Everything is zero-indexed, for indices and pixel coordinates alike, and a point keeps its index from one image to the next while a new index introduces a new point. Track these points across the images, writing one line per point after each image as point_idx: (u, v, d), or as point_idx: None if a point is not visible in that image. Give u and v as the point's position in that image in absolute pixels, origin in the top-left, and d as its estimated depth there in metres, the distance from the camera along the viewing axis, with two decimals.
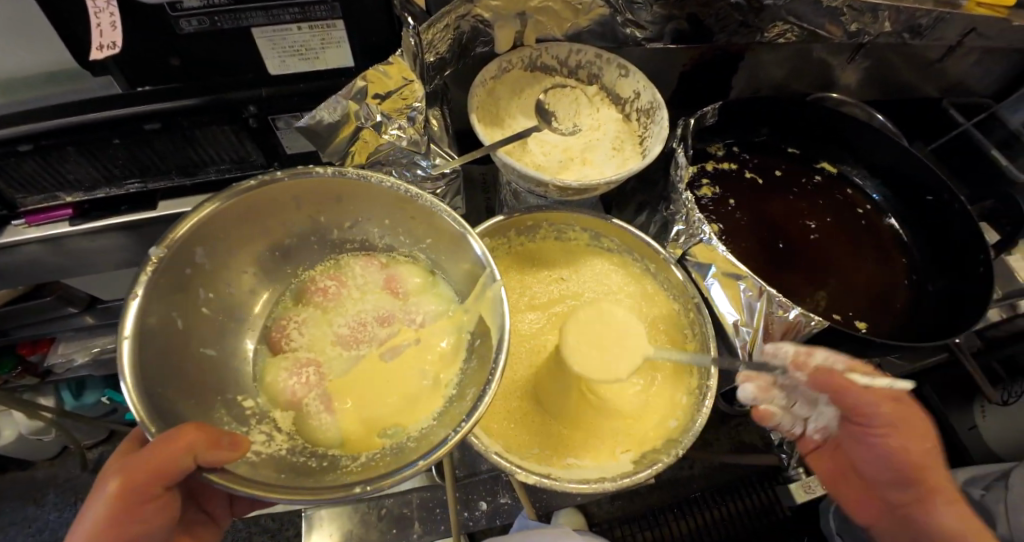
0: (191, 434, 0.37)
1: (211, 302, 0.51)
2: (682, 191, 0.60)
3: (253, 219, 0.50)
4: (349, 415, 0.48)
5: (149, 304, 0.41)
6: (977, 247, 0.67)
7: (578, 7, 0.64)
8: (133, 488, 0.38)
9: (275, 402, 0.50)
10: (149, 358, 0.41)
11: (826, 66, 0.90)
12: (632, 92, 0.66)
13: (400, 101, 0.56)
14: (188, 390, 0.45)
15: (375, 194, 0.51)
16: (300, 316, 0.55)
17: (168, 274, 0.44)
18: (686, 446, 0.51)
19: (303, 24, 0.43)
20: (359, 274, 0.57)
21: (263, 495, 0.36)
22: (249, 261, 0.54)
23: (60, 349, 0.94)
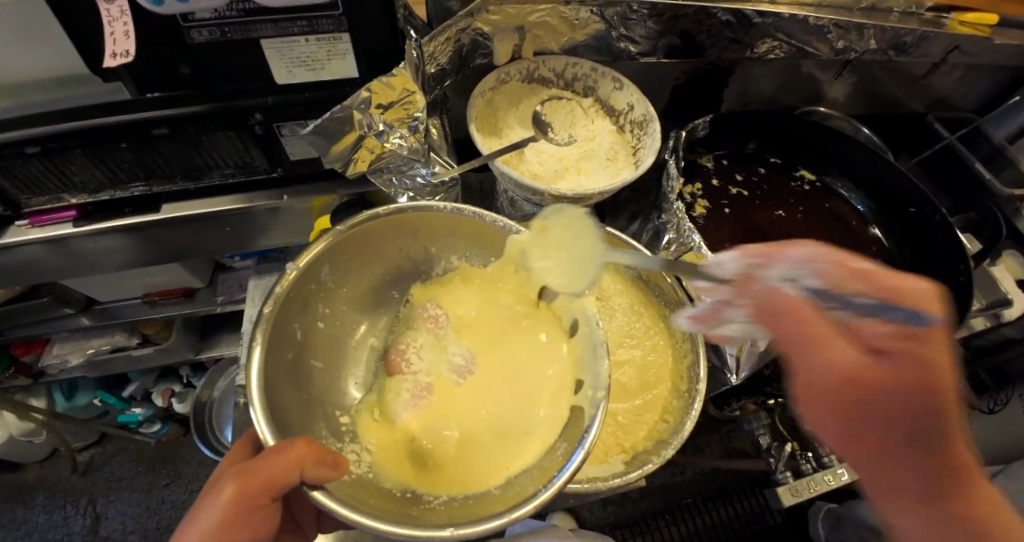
0: (304, 447, 0.39)
1: (326, 318, 0.55)
2: (673, 201, 0.62)
3: (369, 246, 0.55)
4: (415, 449, 0.49)
5: (277, 320, 0.46)
6: (957, 257, 0.70)
7: (575, 22, 0.66)
8: (249, 499, 0.40)
9: (386, 432, 0.51)
10: (271, 369, 0.44)
11: (814, 81, 0.93)
12: (626, 105, 0.68)
13: (403, 110, 0.57)
14: (295, 402, 0.48)
15: (474, 228, 0.55)
16: (413, 342, 0.57)
17: (296, 288, 0.48)
18: (675, 447, 0.53)
19: (310, 36, 0.45)
20: (464, 302, 0.59)
21: (356, 521, 0.37)
22: (364, 283, 0.58)
23: (55, 349, 0.93)
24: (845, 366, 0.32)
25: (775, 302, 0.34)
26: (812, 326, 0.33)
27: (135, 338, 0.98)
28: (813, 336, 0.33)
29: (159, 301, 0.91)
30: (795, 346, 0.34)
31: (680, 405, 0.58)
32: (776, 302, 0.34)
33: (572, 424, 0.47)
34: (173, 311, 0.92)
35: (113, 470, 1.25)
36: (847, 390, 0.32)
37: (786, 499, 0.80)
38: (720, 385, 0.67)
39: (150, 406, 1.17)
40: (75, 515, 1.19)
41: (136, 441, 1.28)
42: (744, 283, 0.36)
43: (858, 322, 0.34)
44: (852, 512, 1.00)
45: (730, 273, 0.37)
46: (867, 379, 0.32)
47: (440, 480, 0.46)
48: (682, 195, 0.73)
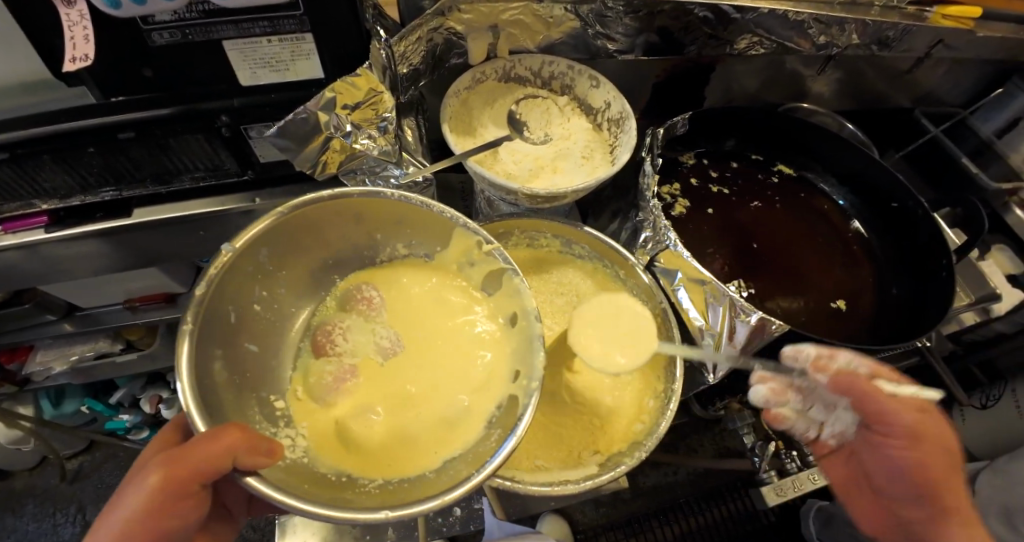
0: (235, 435, 0.38)
1: (262, 300, 0.52)
2: (649, 198, 0.62)
3: (312, 231, 0.52)
4: (347, 432, 0.49)
5: (207, 305, 0.42)
6: (941, 252, 0.69)
7: (549, 20, 0.65)
8: (177, 482, 0.39)
9: (314, 416, 0.51)
10: (202, 356, 0.41)
11: (797, 76, 0.93)
12: (603, 103, 0.68)
13: (370, 110, 0.57)
14: (226, 387, 0.45)
15: (427, 219, 0.52)
16: (343, 323, 0.56)
17: (231, 269, 0.45)
18: (648, 449, 0.53)
19: (273, 37, 0.45)
20: (402, 287, 0.59)
21: (285, 503, 0.36)
22: (302, 267, 0.56)
23: (38, 357, 0.92)
24: (918, 428, 0.51)
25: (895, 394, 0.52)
26: (873, 389, 0.50)
27: (119, 344, 0.97)
28: (888, 413, 0.51)
29: (141, 307, 0.90)
30: (867, 398, 0.50)
31: (657, 406, 0.58)
32: (851, 381, 0.50)
33: (506, 414, 0.47)
34: (155, 317, 0.91)
35: (102, 477, 1.24)
36: (911, 432, 0.51)
37: (771, 498, 0.80)
38: (699, 384, 0.66)
39: (137, 412, 1.16)
40: (65, 523, 1.18)
41: (125, 447, 1.28)
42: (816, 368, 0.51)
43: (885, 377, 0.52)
44: (842, 509, 1.01)
45: (805, 362, 0.51)
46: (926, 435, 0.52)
47: (370, 463, 0.47)
48: (661, 194, 0.73)
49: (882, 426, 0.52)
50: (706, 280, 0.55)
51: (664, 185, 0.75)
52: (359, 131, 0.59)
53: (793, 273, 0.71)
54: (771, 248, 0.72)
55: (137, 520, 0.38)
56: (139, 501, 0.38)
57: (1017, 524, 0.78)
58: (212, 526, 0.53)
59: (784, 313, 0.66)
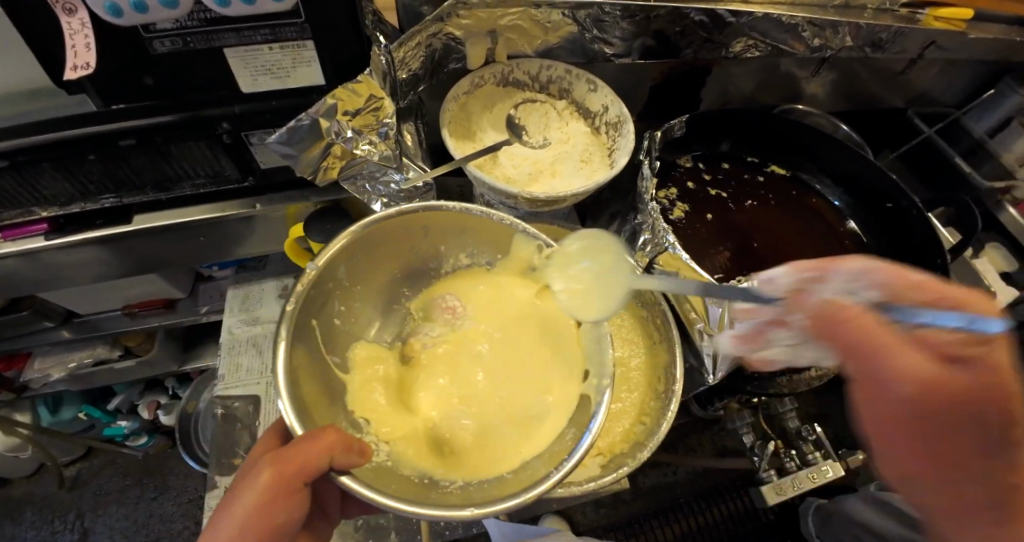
0: (331, 434, 0.40)
1: (341, 314, 0.53)
2: (647, 201, 0.62)
3: (387, 245, 0.53)
4: (430, 433, 0.49)
5: (298, 318, 0.44)
6: (934, 251, 0.69)
7: (547, 25, 0.66)
8: (282, 480, 0.41)
9: (400, 419, 0.50)
10: (297, 367, 0.42)
11: (793, 78, 0.94)
12: (601, 106, 0.68)
13: (371, 116, 0.57)
14: (318, 397, 0.46)
15: (492, 229, 0.54)
16: (430, 332, 0.57)
17: (316, 285, 0.46)
18: (651, 449, 0.52)
19: (274, 44, 0.45)
20: (469, 293, 0.59)
21: (380, 503, 0.37)
22: (377, 280, 0.56)
23: (36, 363, 0.92)
24: (931, 379, 0.32)
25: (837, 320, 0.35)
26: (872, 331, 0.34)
27: (117, 350, 0.97)
28: (868, 342, 0.34)
29: (139, 313, 0.90)
30: (864, 353, 0.34)
31: (656, 406, 0.58)
32: (837, 320, 0.35)
33: (584, 413, 0.47)
34: (154, 323, 0.92)
35: (101, 484, 1.23)
36: (923, 403, 0.32)
37: (770, 497, 0.79)
38: (698, 384, 0.67)
39: (136, 418, 1.16)
40: (63, 530, 1.17)
41: (123, 454, 1.27)
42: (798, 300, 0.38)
43: (928, 332, 0.34)
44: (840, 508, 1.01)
45: (784, 289, 0.39)
46: (938, 392, 0.32)
47: (455, 467, 0.46)
48: (659, 199, 0.73)
49: (874, 400, 0.34)
50: (708, 283, 0.56)
51: (662, 188, 0.75)
52: (360, 137, 0.59)
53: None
54: (771, 249, 0.73)
55: (252, 516, 0.41)
56: (253, 497, 0.41)
57: None
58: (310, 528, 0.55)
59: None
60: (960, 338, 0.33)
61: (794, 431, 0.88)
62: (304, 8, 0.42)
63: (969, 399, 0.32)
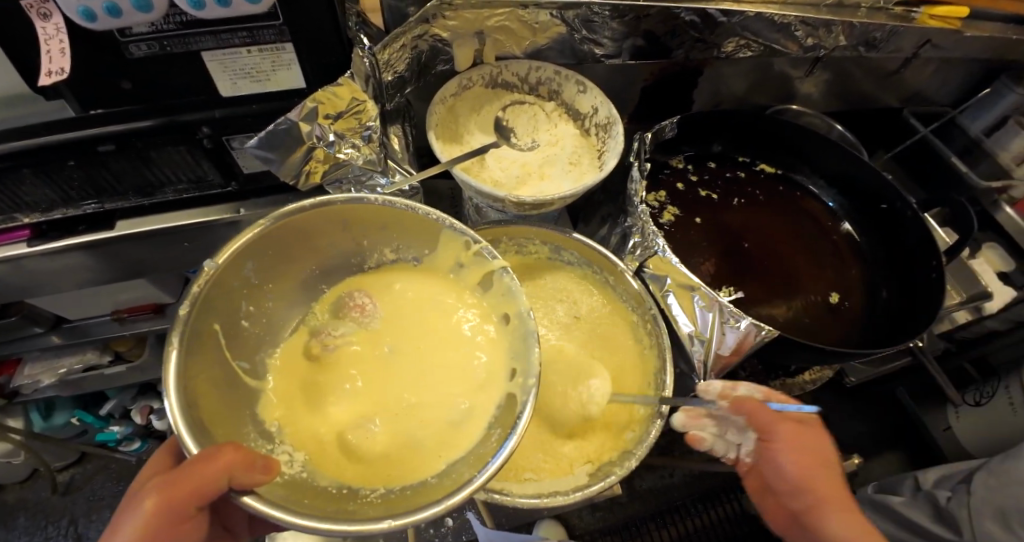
0: (230, 452, 0.36)
1: (250, 315, 0.51)
2: (637, 204, 0.61)
3: (299, 240, 0.51)
4: (339, 440, 0.48)
5: (197, 321, 0.41)
6: (929, 253, 0.69)
7: (535, 26, 0.65)
8: (171, 502, 0.38)
9: (307, 425, 0.49)
10: (193, 373, 0.40)
11: (786, 78, 0.93)
12: (591, 108, 0.67)
13: (353, 120, 0.56)
14: (222, 407, 0.44)
15: (416, 222, 0.52)
16: (336, 330, 0.55)
17: (215, 285, 0.44)
18: (639, 458, 0.51)
19: (252, 47, 0.44)
20: (392, 290, 0.58)
21: (285, 521, 0.35)
22: (288, 280, 0.55)
23: (26, 369, 0.91)
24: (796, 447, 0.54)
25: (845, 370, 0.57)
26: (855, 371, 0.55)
27: (108, 356, 0.96)
28: (773, 427, 0.54)
29: (129, 318, 0.89)
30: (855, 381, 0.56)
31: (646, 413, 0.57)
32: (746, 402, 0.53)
33: (505, 414, 0.47)
34: (143, 328, 0.91)
35: (94, 490, 1.23)
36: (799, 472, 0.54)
37: None
38: (689, 389, 0.66)
39: (128, 423, 1.15)
40: (56, 536, 1.17)
41: (117, 458, 1.26)
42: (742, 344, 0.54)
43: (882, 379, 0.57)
44: None
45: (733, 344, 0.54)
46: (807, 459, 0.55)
47: (369, 475, 0.45)
48: (649, 201, 0.72)
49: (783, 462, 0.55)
50: (698, 287, 0.55)
51: (653, 191, 0.74)
52: (343, 141, 0.58)
53: (778, 273, 0.71)
54: (761, 251, 0.72)
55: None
56: (136, 521, 0.38)
57: (1012, 526, 0.77)
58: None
59: (771, 318, 0.66)
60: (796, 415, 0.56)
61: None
62: (281, 10, 0.41)
63: (819, 456, 0.56)
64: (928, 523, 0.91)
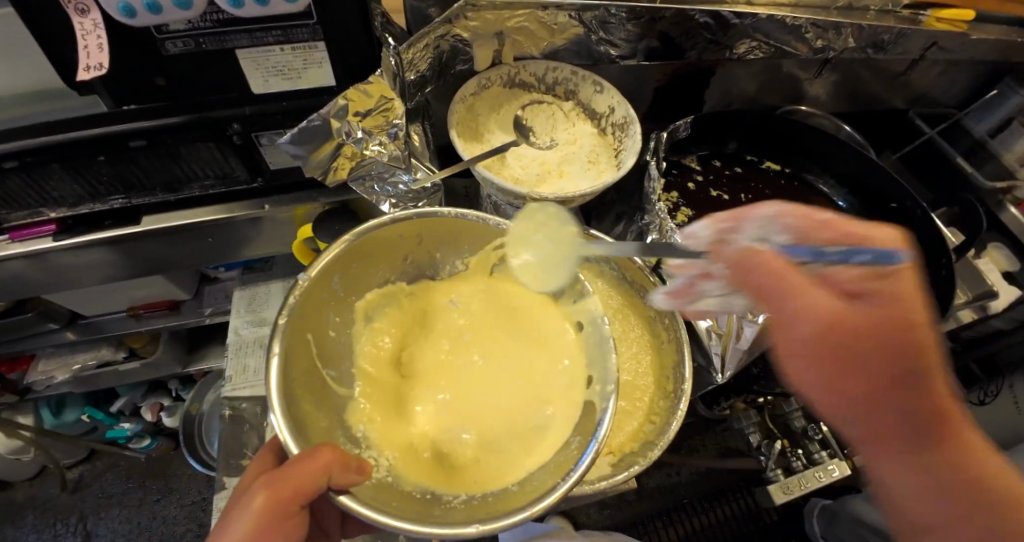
0: (328, 452, 0.39)
1: (337, 327, 0.53)
2: (655, 202, 0.63)
3: (381, 253, 0.55)
4: (433, 449, 0.50)
5: (293, 329, 0.44)
6: (938, 251, 0.69)
7: (553, 26, 0.66)
8: (276, 504, 0.40)
9: (396, 434, 0.51)
10: (291, 378, 0.43)
11: (795, 80, 0.94)
12: (607, 107, 0.69)
13: (381, 117, 0.57)
14: (319, 408, 0.47)
15: (482, 231, 0.55)
16: (416, 346, 0.57)
17: (307, 297, 0.47)
18: (662, 448, 0.52)
19: (286, 45, 0.45)
20: (469, 299, 0.60)
21: (389, 524, 0.37)
22: (370, 290, 0.57)
23: (40, 366, 0.92)
24: (836, 317, 0.32)
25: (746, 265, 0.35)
26: (781, 273, 0.33)
27: (122, 352, 0.96)
28: (805, 289, 0.33)
29: (144, 314, 0.90)
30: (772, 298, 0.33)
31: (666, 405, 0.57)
32: (757, 258, 0.34)
33: (586, 420, 0.48)
34: (159, 325, 0.91)
35: (103, 487, 1.23)
36: (821, 347, 0.32)
37: (776, 496, 0.77)
38: (706, 384, 0.66)
39: (139, 421, 1.15)
40: (66, 534, 1.17)
41: (126, 456, 1.26)
42: (718, 247, 0.37)
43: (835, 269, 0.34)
44: (845, 508, 1.02)
45: (707, 240, 0.38)
46: (847, 333, 0.32)
47: (456, 481, 0.47)
48: (664, 199, 0.73)
49: (783, 335, 0.34)
50: None
51: (666, 191, 0.75)
52: (370, 138, 0.58)
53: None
54: None
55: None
56: (243, 527, 0.39)
57: None
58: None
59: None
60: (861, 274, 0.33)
61: (798, 429, 0.84)
62: (315, 9, 0.43)
63: (874, 339, 0.32)
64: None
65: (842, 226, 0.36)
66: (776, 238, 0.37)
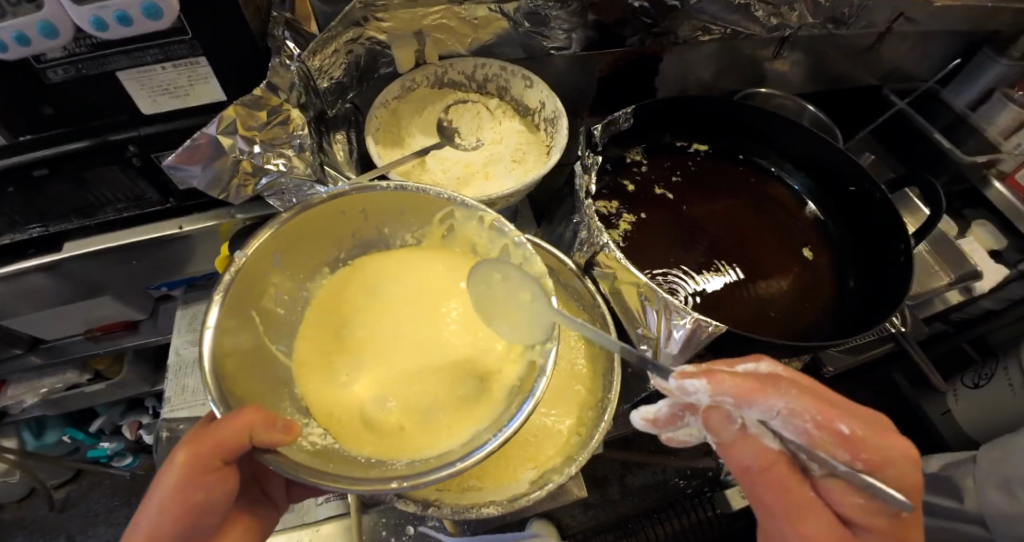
0: (252, 414, 0.42)
1: (285, 303, 0.59)
2: (584, 202, 0.59)
3: (324, 232, 0.59)
4: (359, 412, 0.54)
5: (232, 304, 0.48)
6: (898, 236, 0.65)
7: (475, 22, 0.64)
8: (197, 459, 0.43)
9: (332, 401, 0.55)
10: (227, 354, 0.47)
11: (755, 60, 0.90)
12: (538, 102, 0.66)
13: (279, 129, 0.53)
14: (257, 381, 0.51)
15: (419, 203, 0.58)
16: (359, 317, 0.61)
17: (246, 274, 0.50)
18: (580, 465, 0.47)
19: (166, 63, 0.44)
20: (412, 269, 0.64)
21: (320, 483, 0.39)
22: (317, 269, 0.62)
23: (8, 391, 0.92)
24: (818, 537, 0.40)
25: (752, 458, 0.41)
26: (772, 469, 0.41)
27: (88, 374, 0.97)
28: (799, 500, 0.41)
29: (102, 336, 0.90)
30: (787, 503, 0.41)
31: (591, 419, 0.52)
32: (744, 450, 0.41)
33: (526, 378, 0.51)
34: (118, 345, 0.92)
35: (90, 506, 1.24)
36: None
37: None
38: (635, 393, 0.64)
39: (120, 439, 1.16)
40: None
41: (111, 474, 1.27)
42: (716, 417, 0.41)
43: (835, 486, 0.41)
44: None
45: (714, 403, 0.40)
46: None
47: (385, 445, 0.51)
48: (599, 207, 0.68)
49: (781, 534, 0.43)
50: (642, 285, 0.51)
51: (603, 197, 0.70)
52: (273, 151, 0.54)
53: (752, 268, 0.68)
54: (739, 235, 0.72)
55: (173, 495, 0.43)
56: (173, 477, 0.43)
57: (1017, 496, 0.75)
58: (254, 512, 0.56)
59: (733, 316, 0.63)
60: (860, 505, 0.40)
61: None
62: (187, 24, 0.41)
63: None
64: (932, 500, 0.90)
65: (854, 446, 0.40)
66: (784, 434, 0.41)
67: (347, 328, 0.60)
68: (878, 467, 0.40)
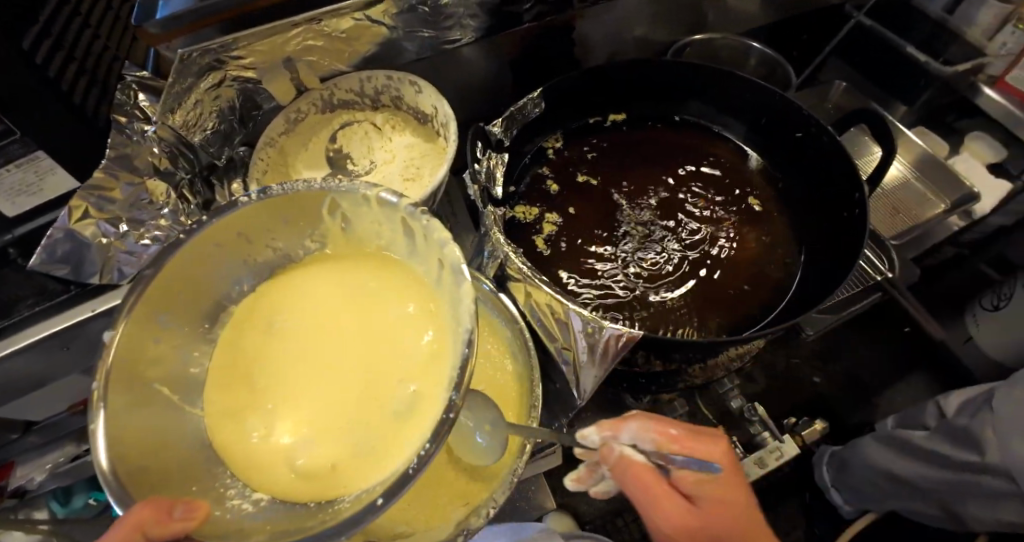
0: (143, 511, 0.30)
1: (199, 361, 0.44)
2: (483, 211, 0.54)
3: (207, 271, 0.44)
4: (283, 461, 0.39)
5: (120, 382, 0.36)
6: (852, 184, 0.60)
7: (345, 37, 0.58)
8: None
9: (252, 454, 0.40)
10: (130, 446, 0.35)
11: (686, 5, 0.81)
12: (431, 107, 0.62)
13: (144, 201, 0.54)
14: (172, 463, 0.38)
15: (296, 206, 0.44)
16: (261, 343, 0.44)
17: (131, 351, 0.37)
18: (496, 504, 0.46)
19: (11, 164, 0.40)
20: (328, 275, 0.47)
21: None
22: (220, 311, 0.47)
23: (19, 471, 0.97)
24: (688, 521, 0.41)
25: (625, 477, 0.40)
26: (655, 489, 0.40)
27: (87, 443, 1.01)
28: (662, 500, 0.40)
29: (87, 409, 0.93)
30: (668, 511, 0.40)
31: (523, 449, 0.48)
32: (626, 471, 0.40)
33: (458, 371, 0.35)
34: None
35: None
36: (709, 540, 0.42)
37: None
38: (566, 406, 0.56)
39: None
40: None
41: None
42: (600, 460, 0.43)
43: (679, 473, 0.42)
44: (855, 454, 0.90)
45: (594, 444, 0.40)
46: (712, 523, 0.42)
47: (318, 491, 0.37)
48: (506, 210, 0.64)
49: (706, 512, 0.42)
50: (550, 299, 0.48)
51: (522, 201, 0.66)
52: (145, 226, 0.54)
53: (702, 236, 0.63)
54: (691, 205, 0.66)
55: None
56: None
57: None
58: None
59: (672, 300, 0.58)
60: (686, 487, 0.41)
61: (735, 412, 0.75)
62: (11, 121, 0.37)
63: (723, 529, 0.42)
64: (950, 452, 0.75)
65: (686, 443, 0.42)
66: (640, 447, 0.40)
67: (254, 363, 0.44)
68: (709, 458, 0.42)
